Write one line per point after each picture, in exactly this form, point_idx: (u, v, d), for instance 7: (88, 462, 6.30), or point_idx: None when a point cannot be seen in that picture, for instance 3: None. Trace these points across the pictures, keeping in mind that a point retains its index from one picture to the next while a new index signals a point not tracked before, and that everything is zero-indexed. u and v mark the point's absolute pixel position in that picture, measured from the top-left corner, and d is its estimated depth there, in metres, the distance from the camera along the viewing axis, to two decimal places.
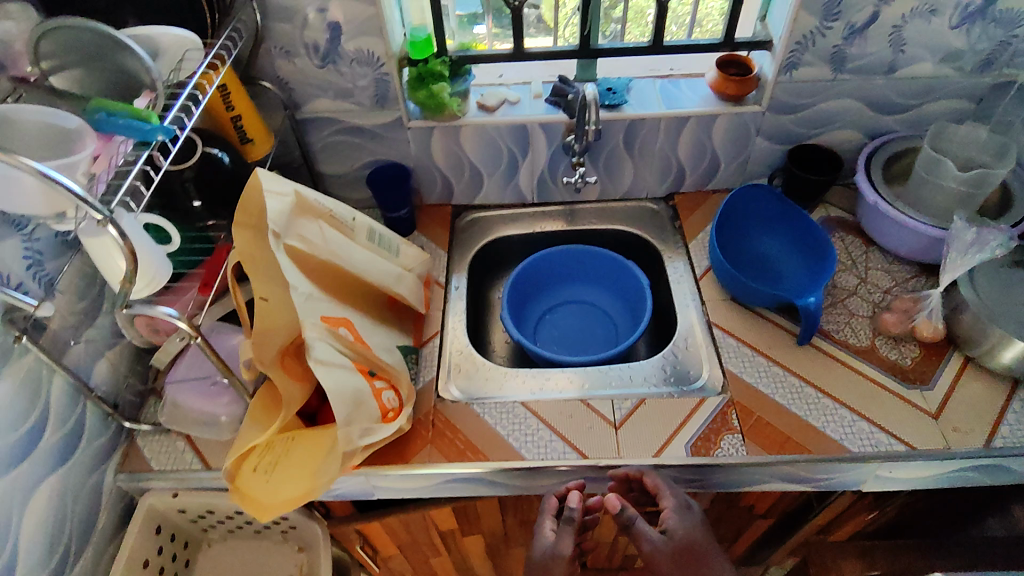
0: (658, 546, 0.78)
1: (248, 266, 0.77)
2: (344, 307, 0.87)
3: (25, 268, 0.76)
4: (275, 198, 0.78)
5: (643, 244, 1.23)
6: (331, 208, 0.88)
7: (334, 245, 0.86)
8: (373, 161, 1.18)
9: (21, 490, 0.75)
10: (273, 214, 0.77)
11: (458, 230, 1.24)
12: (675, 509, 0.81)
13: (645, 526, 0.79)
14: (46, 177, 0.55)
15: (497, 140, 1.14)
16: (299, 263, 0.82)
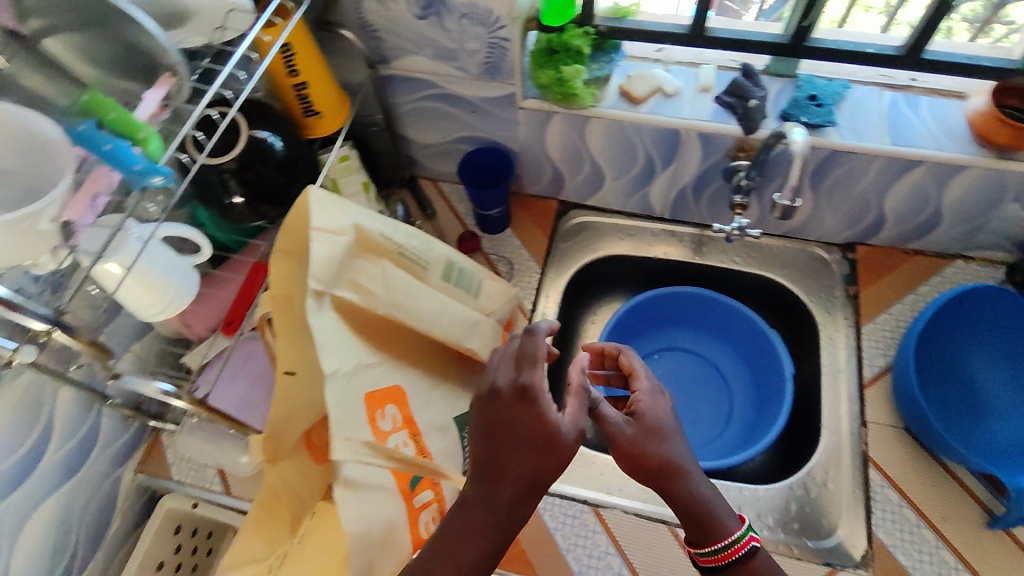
0: (625, 431, 0.57)
1: (276, 318, 0.60)
2: (404, 371, 0.67)
3: None
4: (325, 239, 0.59)
5: (788, 302, 0.93)
6: (402, 240, 0.66)
7: (408, 294, 0.65)
8: (470, 137, 0.93)
9: (15, 519, 0.65)
10: (319, 263, 0.58)
11: (560, 234, 0.99)
12: (647, 392, 0.61)
13: (610, 408, 0.58)
14: None
15: (635, 144, 0.85)
16: (351, 323, 0.62)
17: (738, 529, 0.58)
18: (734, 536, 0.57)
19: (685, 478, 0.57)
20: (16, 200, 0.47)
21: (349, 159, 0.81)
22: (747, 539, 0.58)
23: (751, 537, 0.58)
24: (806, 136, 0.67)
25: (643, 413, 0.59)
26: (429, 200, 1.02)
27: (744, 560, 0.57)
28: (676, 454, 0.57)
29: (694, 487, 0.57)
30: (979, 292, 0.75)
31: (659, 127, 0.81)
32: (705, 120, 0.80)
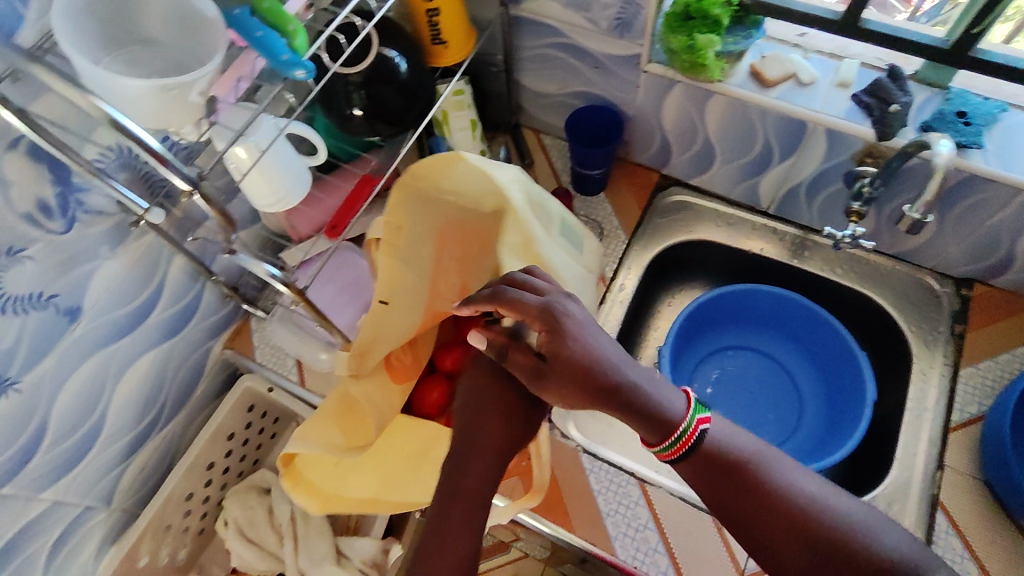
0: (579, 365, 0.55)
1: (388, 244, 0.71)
2: None
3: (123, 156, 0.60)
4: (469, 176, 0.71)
5: (885, 326, 0.88)
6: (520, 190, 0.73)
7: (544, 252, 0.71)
8: (585, 94, 0.92)
9: (119, 363, 0.73)
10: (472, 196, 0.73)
11: (656, 209, 0.97)
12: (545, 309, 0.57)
13: (528, 294, 0.59)
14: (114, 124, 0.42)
15: (755, 128, 0.81)
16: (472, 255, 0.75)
17: (684, 421, 0.56)
18: (683, 427, 0.56)
19: (623, 390, 0.56)
20: (169, 69, 0.51)
21: (463, 94, 0.83)
22: (696, 426, 0.56)
23: (700, 422, 0.57)
24: (950, 149, 0.63)
25: (556, 320, 0.56)
26: (531, 151, 1.02)
27: (699, 447, 0.56)
28: (597, 355, 0.56)
29: (630, 398, 0.56)
30: None
31: (785, 115, 0.77)
32: (838, 117, 0.75)
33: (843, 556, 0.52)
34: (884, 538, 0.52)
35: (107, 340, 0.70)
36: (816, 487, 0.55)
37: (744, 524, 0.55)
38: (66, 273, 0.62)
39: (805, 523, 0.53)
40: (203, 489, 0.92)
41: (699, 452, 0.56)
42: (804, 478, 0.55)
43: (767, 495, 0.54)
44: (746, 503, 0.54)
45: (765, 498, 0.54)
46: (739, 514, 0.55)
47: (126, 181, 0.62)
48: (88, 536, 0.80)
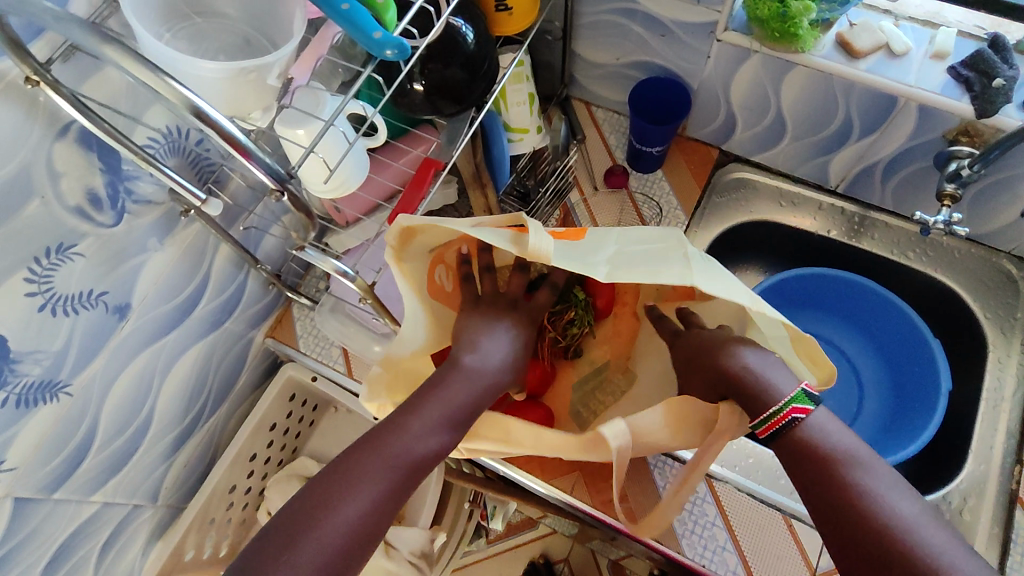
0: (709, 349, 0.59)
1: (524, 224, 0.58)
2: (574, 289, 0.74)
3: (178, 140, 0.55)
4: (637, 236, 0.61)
5: (958, 312, 0.85)
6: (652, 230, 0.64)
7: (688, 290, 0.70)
8: (647, 64, 0.86)
9: (166, 358, 0.69)
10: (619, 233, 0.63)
11: (715, 188, 0.93)
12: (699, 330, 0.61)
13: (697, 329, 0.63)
14: (198, 113, 0.37)
15: (835, 104, 0.76)
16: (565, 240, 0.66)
17: (778, 403, 0.51)
18: (775, 407, 0.51)
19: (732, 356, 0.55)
20: (237, 47, 0.46)
21: (523, 66, 0.78)
22: (788, 412, 0.51)
23: (795, 410, 0.51)
24: None
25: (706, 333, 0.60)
26: (582, 125, 0.96)
27: (787, 433, 0.51)
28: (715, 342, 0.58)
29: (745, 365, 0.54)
30: None
31: (872, 90, 0.72)
32: (932, 92, 0.69)
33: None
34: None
35: (154, 336, 0.66)
36: (921, 520, 0.47)
37: (823, 523, 0.49)
38: (114, 269, 0.57)
39: (883, 539, 0.46)
40: (245, 480, 0.89)
41: (794, 438, 0.51)
42: (913, 509, 0.47)
43: (849, 498, 0.48)
44: (828, 505, 0.49)
45: (859, 514, 0.47)
46: (822, 513, 0.49)
47: (175, 168, 0.56)
48: (135, 534, 0.77)
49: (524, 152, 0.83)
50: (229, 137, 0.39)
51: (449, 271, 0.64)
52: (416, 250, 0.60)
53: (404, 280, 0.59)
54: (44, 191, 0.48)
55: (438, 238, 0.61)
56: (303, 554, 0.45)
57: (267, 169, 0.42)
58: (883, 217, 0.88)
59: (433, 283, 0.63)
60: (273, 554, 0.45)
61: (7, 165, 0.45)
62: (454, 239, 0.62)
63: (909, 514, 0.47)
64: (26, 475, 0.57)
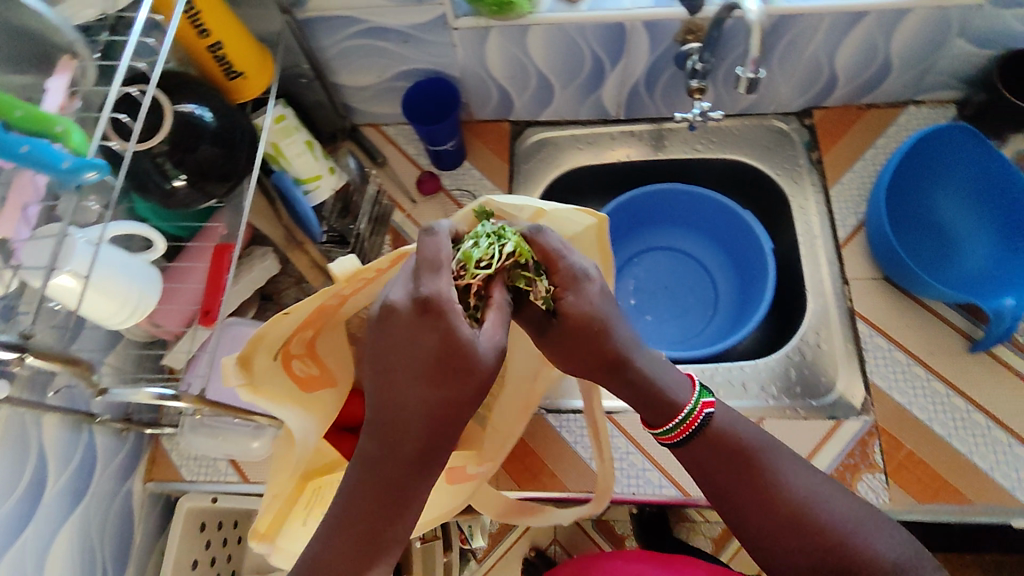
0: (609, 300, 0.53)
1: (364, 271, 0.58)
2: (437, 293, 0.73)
3: None
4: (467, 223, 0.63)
5: (755, 179, 0.94)
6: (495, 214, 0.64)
7: None
8: (406, 71, 0.88)
9: (34, 553, 0.63)
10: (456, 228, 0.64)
11: (519, 156, 0.97)
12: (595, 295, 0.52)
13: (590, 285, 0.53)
14: None
15: (579, 45, 0.82)
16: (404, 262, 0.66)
17: (689, 402, 0.56)
18: (685, 412, 0.56)
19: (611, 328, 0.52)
20: None
21: (286, 118, 0.78)
22: (700, 409, 0.56)
23: (705, 406, 0.56)
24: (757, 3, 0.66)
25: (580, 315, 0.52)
26: (376, 147, 0.97)
27: (702, 433, 0.56)
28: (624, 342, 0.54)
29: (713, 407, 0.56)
30: (956, 131, 0.75)
31: (601, 23, 0.78)
32: (648, 7, 0.76)
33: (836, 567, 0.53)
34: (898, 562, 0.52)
35: (7, 538, 0.60)
36: (840, 512, 0.54)
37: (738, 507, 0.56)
38: None
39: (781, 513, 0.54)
40: None
41: (709, 441, 0.56)
42: (838, 510, 0.54)
43: (765, 489, 0.55)
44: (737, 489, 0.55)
45: (765, 494, 0.55)
46: (726, 495, 0.56)
47: None
48: None
49: (326, 197, 0.83)
50: None
51: (305, 359, 0.64)
52: (265, 365, 0.58)
53: (272, 402, 0.57)
54: None
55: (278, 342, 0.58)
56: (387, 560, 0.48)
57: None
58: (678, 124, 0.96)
59: (296, 378, 0.62)
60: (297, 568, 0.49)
61: None
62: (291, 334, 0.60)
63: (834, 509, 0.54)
64: None
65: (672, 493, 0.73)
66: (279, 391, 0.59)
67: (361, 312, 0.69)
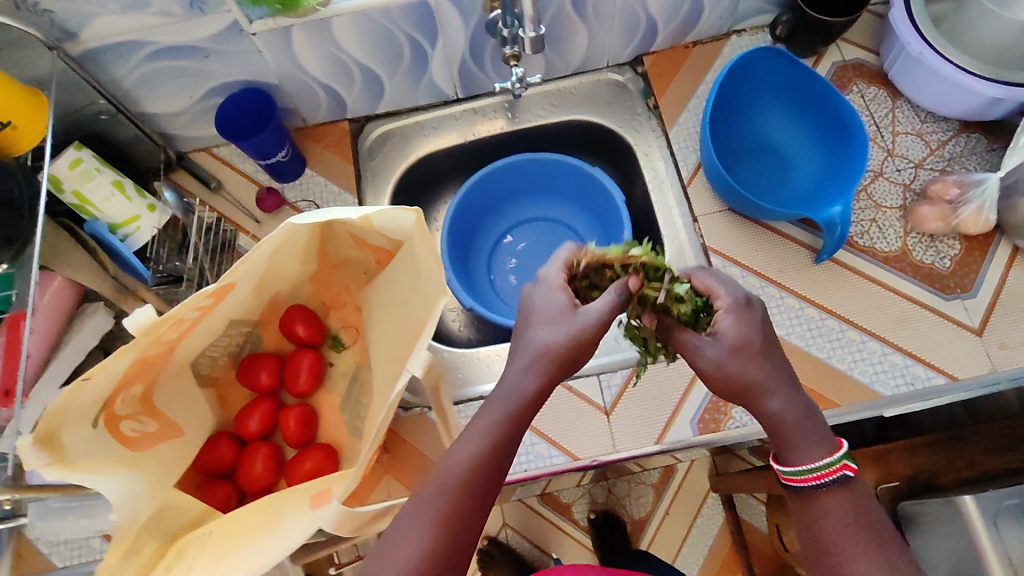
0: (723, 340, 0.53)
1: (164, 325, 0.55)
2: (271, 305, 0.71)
3: None
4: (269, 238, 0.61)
5: (603, 135, 0.95)
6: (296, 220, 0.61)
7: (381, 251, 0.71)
8: (218, 87, 0.82)
9: None
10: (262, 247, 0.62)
11: (365, 154, 0.94)
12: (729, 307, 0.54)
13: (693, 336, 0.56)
14: None
15: (391, 31, 0.78)
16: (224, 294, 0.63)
17: (831, 456, 0.50)
18: (826, 462, 0.50)
19: (771, 395, 0.51)
20: None
21: (84, 161, 0.72)
22: (839, 468, 0.50)
23: (845, 468, 0.50)
24: None
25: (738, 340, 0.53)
26: (211, 172, 0.91)
27: (811, 488, 0.50)
28: (760, 378, 0.51)
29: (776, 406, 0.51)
30: (759, 55, 0.79)
31: (405, 5, 0.75)
32: None
33: None
34: None
35: None
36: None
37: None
38: None
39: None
40: None
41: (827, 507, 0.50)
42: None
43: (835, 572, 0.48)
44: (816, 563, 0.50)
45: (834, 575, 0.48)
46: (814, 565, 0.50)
47: None
48: None
49: (150, 237, 0.78)
50: None
51: (136, 418, 0.62)
52: (73, 433, 0.54)
53: (86, 473, 0.53)
54: None
55: (88, 407, 0.55)
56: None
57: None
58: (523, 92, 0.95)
59: (122, 439, 0.60)
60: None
61: None
62: (108, 394, 0.58)
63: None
64: None
65: (563, 461, 0.76)
66: (94, 459, 0.56)
67: (191, 349, 0.67)
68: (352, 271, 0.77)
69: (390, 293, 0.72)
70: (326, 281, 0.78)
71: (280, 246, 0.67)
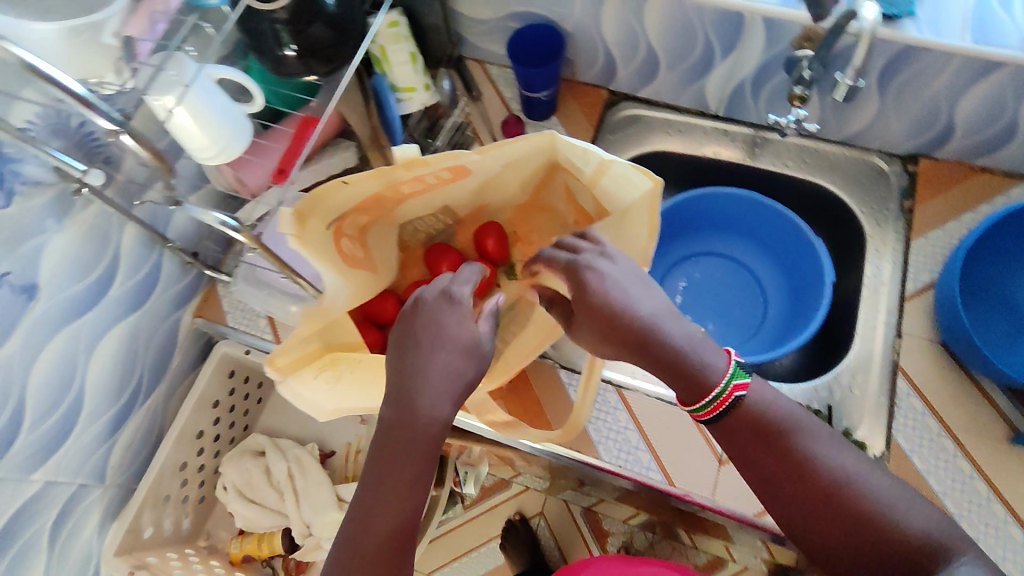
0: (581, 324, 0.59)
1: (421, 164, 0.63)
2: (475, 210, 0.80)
3: (41, 128, 0.59)
4: (525, 144, 0.67)
5: (839, 211, 0.91)
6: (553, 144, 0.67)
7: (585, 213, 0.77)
8: (523, 14, 0.90)
9: (90, 336, 0.73)
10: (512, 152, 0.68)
11: (610, 126, 0.98)
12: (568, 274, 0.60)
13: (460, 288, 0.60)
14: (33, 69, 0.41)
15: (693, 29, 0.81)
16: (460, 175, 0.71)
17: (722, 383, 0.55)
18: (718, 389, 0.55)
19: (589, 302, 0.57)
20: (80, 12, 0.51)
21: (398, 26, 0.83)
22: (730, 391, 0.55)
23: (737, 388, 0.56)
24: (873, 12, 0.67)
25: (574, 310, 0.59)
26: (477, 82, 1.00)
27: (734, 412, 0.56)
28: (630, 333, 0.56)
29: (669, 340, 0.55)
30: None
31: (719, 10, 0.77)
32: (772, 3, 0.75)
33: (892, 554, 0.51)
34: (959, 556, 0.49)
35: (75, 313, 0.70)
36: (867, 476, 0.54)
37: (775, 496, 0.56)
38: (13, 250, 0.61)
39: (839, 501, 0.53)
40: (196, 458, 0.94)
41: (742, 417, 0.56)
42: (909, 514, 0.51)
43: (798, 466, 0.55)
44: (782, 484, 0.55)
45: (801, 471, 0.55)
46: (767, 485, 0.56)
47: (60, 148, 0.62)
48: (86, 515, 0.81)
49: (415, 110, 0.87)
50: (69, 91, 0.43)
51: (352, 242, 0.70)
52: (316, 232, 0.62)
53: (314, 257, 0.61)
54: None
55: (331, 209, 0.64)
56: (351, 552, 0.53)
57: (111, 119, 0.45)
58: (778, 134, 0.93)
59: (341, 252, 0.67)
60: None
61: None
62: (348, 210, 0.66)
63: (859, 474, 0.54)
64: None
65: (656, 479, 0.74)
66: (318, 251, 0.63)
67: (407, 210, 0.75)
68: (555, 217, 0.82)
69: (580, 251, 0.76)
70: (526, 217, 0.84)
71: (515, 164, 0.73)
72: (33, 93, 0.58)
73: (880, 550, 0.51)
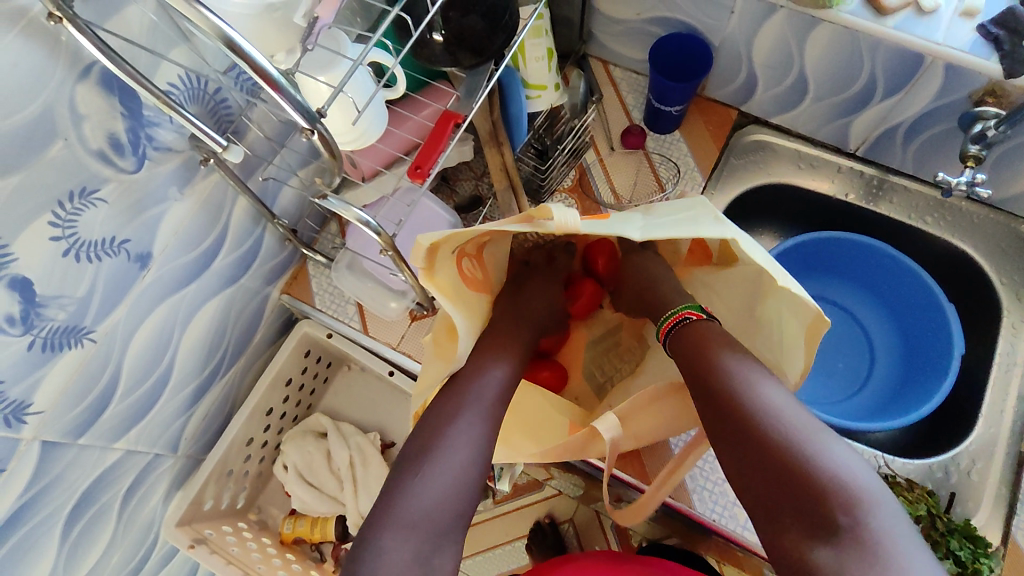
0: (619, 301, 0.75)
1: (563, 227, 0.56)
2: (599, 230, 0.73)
3: (183, 93, 0.55)
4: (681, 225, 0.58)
5: (972, 276, 0.84)
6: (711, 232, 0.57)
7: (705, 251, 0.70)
8: (667, 20, 0.83)
9: (188, 307, 0.70)
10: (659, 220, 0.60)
11: (733, 150, 0.91)
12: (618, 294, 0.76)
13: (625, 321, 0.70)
14: (231, 44, 0.35)
15: (860, 63, 0.75)
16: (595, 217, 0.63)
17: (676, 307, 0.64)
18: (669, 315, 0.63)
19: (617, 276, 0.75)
20: None
21: (542, 19, 0.76)
22: (680, 314, 0.62)
23: (689, 313, 0.62)
24: None
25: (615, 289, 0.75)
26: (599, 84, 0.94)
27: (681, 329, 0.61)
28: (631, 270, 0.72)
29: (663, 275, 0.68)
30: None
31: (898, 48, 0.70)
32: (961, 50, 0.68)
33: (789, 478, 0.49)
34: (875, 511, 0.46)
35: (178, 285, 0.67)
36: (854, 466, 0.49)
37: (736, 461, 0.52)
38: (135, 218, 0.57)
39: (795, 470, 0.49)
40: (262, 434, 0.91)
41: (682, 341, 0.60)
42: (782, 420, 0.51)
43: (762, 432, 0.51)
44: (746, 445, 0.52)
45: (765, 437, 0.51)
46: (736, 451, 0.52)
47: (197, 115, 0.57)
48: (155, 484, 0.79)
49: (541, 109, 0.81)
50: (259, 71, 0.37)
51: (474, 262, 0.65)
52: (443, 264, 0.59)
53: (440, 293, 0.58)
54: (67, 133, 0.48)
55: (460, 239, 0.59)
56: (429, 470, 0.53)
57: (297, 107, 0.39)
58: (902, 181, 0.87)
59: (462, 275, 0.63)
60: (405, 482, 0.53)
61: (28, 106, 0.44)
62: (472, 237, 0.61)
63: (842, 461, 0.49)
64: (53, 418, 0.58)
65: (752, 540, 0.70)
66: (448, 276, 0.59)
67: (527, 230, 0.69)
68: (672, 245, 0.74)
69: (706, 291, 0.70)
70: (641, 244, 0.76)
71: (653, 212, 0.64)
72: (181, 56, 0.54)
73: (790, 489, 0.49)
